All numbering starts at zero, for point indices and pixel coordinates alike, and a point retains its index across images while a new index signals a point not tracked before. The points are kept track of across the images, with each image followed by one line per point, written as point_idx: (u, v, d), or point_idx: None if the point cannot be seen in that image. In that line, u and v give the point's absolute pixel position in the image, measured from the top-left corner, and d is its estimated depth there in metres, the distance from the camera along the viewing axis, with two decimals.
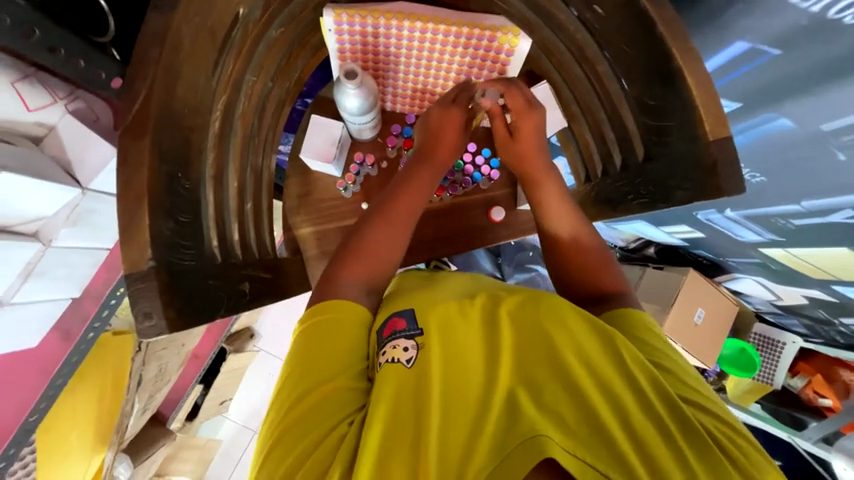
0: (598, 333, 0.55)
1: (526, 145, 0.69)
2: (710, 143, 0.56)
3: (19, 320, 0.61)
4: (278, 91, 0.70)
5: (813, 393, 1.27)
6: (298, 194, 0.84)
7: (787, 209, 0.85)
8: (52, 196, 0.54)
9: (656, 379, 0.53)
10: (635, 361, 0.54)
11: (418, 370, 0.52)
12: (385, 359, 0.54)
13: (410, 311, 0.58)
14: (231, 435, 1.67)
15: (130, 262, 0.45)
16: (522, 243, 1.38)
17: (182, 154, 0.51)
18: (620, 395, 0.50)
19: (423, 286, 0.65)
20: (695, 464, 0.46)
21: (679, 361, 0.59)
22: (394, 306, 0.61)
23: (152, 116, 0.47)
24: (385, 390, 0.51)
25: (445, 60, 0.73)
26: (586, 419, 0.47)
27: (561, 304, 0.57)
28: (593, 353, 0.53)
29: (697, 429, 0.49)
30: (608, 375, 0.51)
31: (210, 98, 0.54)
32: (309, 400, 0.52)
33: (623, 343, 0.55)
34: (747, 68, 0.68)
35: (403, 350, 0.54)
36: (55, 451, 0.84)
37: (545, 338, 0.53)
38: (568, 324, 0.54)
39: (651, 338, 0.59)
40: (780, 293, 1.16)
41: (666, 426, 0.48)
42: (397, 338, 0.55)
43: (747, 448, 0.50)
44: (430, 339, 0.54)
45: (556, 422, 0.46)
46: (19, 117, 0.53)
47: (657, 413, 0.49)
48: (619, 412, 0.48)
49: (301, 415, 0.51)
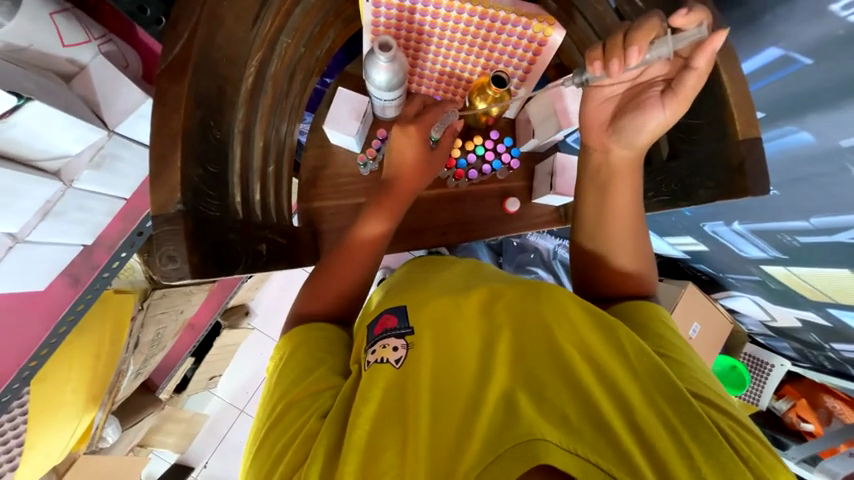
0: (599, 329, 0.54)
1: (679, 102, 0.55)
2: (739, 143, 0.57)
3: (29, 260, 0.60)
4: (306, 61, 0.68)
5: (796, 416, 1.29)
6: (315, 167, 0.83)
7: (795, 226, 0.86)
8: (77, 136, 0.53)
9: (664, 377, 0.50)
10: (640, 357, 0.52)
11: (406, 370, 0.52)
12: (375, 358, 0.54)
13: (401, 308, 0.59)
14: (217, 412, 1.64)
15: (157, 205, 0.45)
16: (525, 244, 1.38)
17: (216, 104, 0.51)
18: (623, 393, 0.48)
19: (419, 282, 0.65)
20: (703, 465, 0.44)
21: (691, 358, 0.57)
22: (388, 304, 0.62)
23: (192, 59, 0.46)
24: (374, 390, 0.52)
25: (477, 44, 0.73)
26: (588, 415, 0.46)
27: (564, 296, 0.56)
28: (595, 348, 0.52)
29: (710, 429, 0.46)
30: (612, 372, 0.50)
31: (247, 52, 0.54)
32: (297, 405, 0.55)
33: (627, 339, 0.53)
34: (775, 77, 0.69)
35: (393, 349, 0.55)
36: (49, 403, 0.82)
37: (544, 333, 0.53)
38: (568, 320, 0.53)
39: (657, 338, 0.58)
40: (775, 313, 1.17)
41: (673, 426, 0.46)
42: (388, 336, 0.56)
43: (756, 445, 0.48)
44: (421, 338, 0.54)
45: (557, 420, 0.45)
46: (53, 51, 0.52)
47: (663, 412, 0.47)
48: (622, 411, 0.47)
49: (288, 417, 0.54)
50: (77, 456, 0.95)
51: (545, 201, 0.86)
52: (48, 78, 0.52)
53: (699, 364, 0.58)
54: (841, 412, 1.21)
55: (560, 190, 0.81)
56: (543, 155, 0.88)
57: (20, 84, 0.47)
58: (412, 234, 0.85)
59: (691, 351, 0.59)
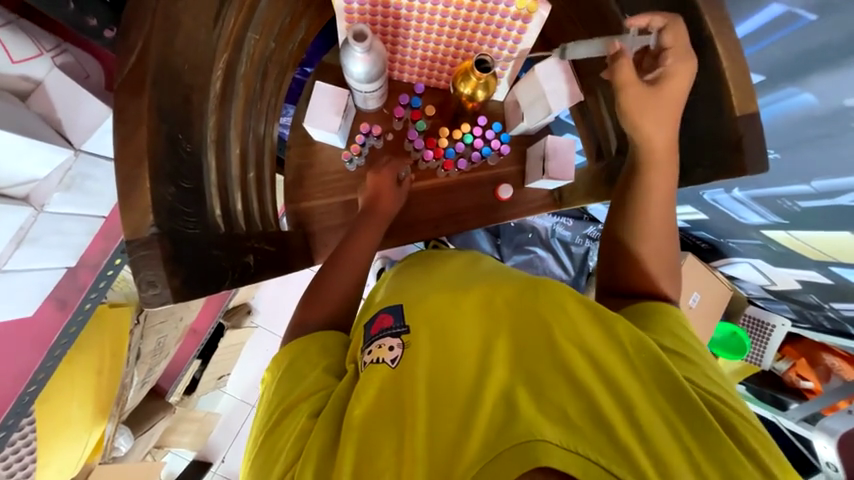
0: (599, 324, 0.53)
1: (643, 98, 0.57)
2: (736, 119, 0.55)
3: (10, 289, 0.59)
4: (278, 57, 0.65)
5: (796, 375, 1.31)
6: (299, 166, 0.80)
7: (797, 189, 0.84)
8: (43, 158, 0.51)
9: (664, 370, 0.50)
10: (641, 351, 0.52)
11: (402, 369, 0.51)
12: (370, 359, 0.54)
13: (397, 307, 0.58)
14: (230, 409, 1.67)
15: (131, 229, 0.43)
16: (523, 224, 1.34)
17: (183, 115, 0.48)
18: (623, 389, 0.48)
19: (415, 280, 0.64)
20: (703, 460, 0.44)
21: (691, 346, 0.57)
22: (384, 304, 0.61)
23: (150, 72, 0.43)
24: (369, 391, 0.51)
25: (458, 24, 0.68)
26: (588, 412, 0.45)
27: (564, 293, 0.55)
28: (596, 346, 0.51)
29: (709, 422, 0.47)
30: (611, 367, 0.50)
31: (211, 54, 0.50)
32: (294, 407, 0.55)
33: (628, 333, 0.53)
34: (776, 36, 0.66)
35: (388, 349, 0.54)
36: (56, 421, 0.82)
37: (544, 330, 0.52)
38: (568, 315, 0.53)
39: (659, 330, 0.57)
40: (775, 277, 1.17)
41: (673, 422, 0.46)
42: (383, 336, 0.55)
43: (756, 435, 0.49)
44: (416, 335, 0.53)
45: (556, 417, 0.44)
46: (3, 69, 0.50)
47: (663, 408, 0.47)
48: (623, 407, 0.46)
49: (285, 420, 0.54)
50: (95, 466, 0.96)
51: (538, 186, 0.83)
52: (2, 99, 0.49)
53: (704, 355, 0.57)
54: (839, 369, 1.23)
55: (553, 174, 0.77)
56: (535, 137, 0.85)
57: None
58: (404, 228, 0.83)
59: (696, 342, 0.59)
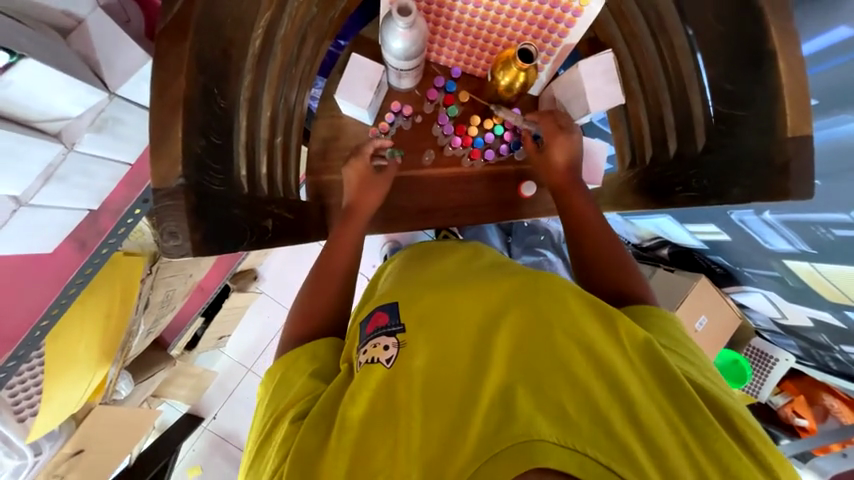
0: (599, 319, 0.53)
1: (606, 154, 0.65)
2: (786, 140, 0.53)
3: (34, 224, 0.59)
4: (319, 23, 0.63)
5: (791, 412, 1.30)
6: (325, 138, 0.79)
7: (833, 218, 0.81)
8: (78, 97, 0.51)
9: (663, 372, 0.50)
10: (640, 351, 0.51)
11: (397, 369, 0.50)
12: (365, 359, 0.53)
13: (393, 305, 0.57)
14: (226, 369, 1.70)
15: (159, 177, 0.43)
16: (536, 226, 1.35)
17: (220, 70, 0.47)
18: (624, 386, 0.47)
19: (412, 276, 0.63)
20: (703, 459, 0.44)
21: (693, 351, 0.58)
22: (380, 301, 0.60)
23: (193, 21, 0.42)
24: (364, 391, 0.50)
25: (505, 11, 0.66)
26: (588, 410, 0.44)
27: (562, 288, 0.54)
28: (594, 341, 0.50)
29: (705, 418, 0.47)
30: (609, 363, 0.48)
31: (255, 10, 0.49)
32: (284, 414, 0.55)
33: (627, 332, 0.52)
34: (842, 58, 0.63)
35: (383, 348, 0.53)
36: (65, 357, 0.83)
37: (544, 323, 0.51)
38: (567, 309, 0.52)
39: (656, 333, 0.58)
40: (787, 311, 1.14)
41: (672, 421, 0.46)
42: (378, 336, 0.54)
43: (755, 434, 0.49)
44: (411, 335, 0.52)
45: (554, 414, 0.43)
46: (48, 2, 0.49)
47: (659, 408, 0.47)
48: (624, 404, 0.46)
49: (277, 426, 0.54)
50: (94, 406, 0.98)
51: None
52: (46, 34, 0.49)
53: (697, 355, 0.57)
54: (838, 411, 1.23)
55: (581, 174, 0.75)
56: None
57: (14, 38, 0.43)
58: (421, 214, 0.82)
59: (692, 342, 0.59)
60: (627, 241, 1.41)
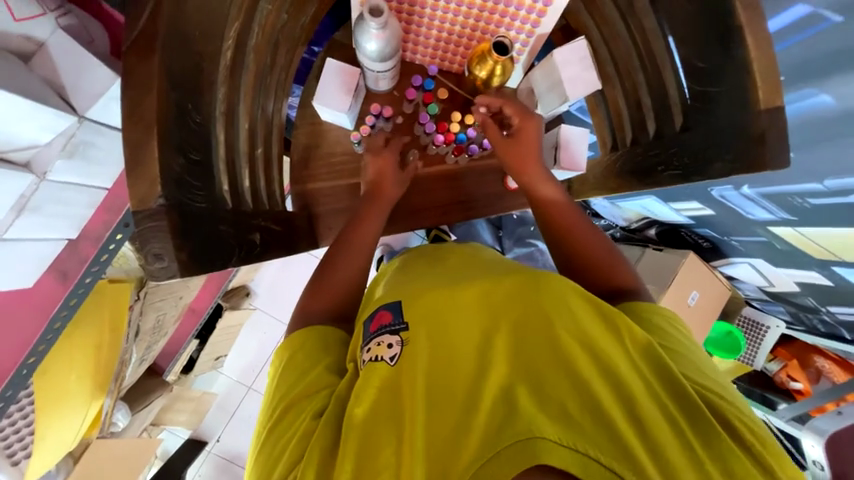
0: (599, 318, 0.53)
1: (525, 145, 0.69)
2: (761, 112, 0.52)
3: (11, 258, 0.57)
4: (290, 30, 0.61)
5: (786, 376, 1.34)
6: (307, 146, 0.78)
7: (807, 188, 0.83)
8: (44, 123, 0.50)
9: (661, 365, 0.51)
10: (639, 348, 0.52)
11: (401, 367, 0.49)
12: (369, 357, 0.51)
13: (397, 303, 0.56)
14: (226, 389, 1.66)
15: (138, 199, 0.42)
16: (525, 217, 1.35)
17: (193, 83, 0.46)
18: (625, 385, 0.47)
19: (414, 274, 0.61)
20: (704, 455, 0.44)
21: (690, 347, 0.59)
22: (383, 299, 0.58)
23: (160, 36, 0.41)
24: (369, 389, 0.49)
25: (477, 5, 0.66)
26: (589, 407, 0.44)
27: (564, 286, 0.54)
28: (595, 338, 0.50)
29: (706, 416, 0.48)
30: (607, 362, 0.49)
31: (223, 22, 0.48)
32: (294, 405, 0.53)
33: (626, 329, 0.53)
34: (803, 35, 0.65)
35: (387, 347, 0.51)
36: (55, 395, 0.82)
37: (544, 323, 0.50)
38: (569, 307, 0.52)
39: (663, 321, 0.60)
40: (773, 278, 1.17)
41: (673, 414, 0.47)
42: (382, 334, 0.53)
43: (753, 426, 0.50)
44: (415, 332, 0.51)
45: (556, 414, 0.42)
46: (7, 27, 0.48)
47: (656, 401, 0.47)
48: (625, 401, 0.46)
49: (284, 419, 0.53)
50: (92, 441, 0.96)
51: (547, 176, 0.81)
52: (5, 59, 0.47)
53: (693, 351, 0.59)
54: (829, 372, 1.25)
55: (564, 165, 0.75)
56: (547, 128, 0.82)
57: None
58: (409, 214, 0.82)
59: (689, 338, 0.61)
60: (614, 224, 1.44)
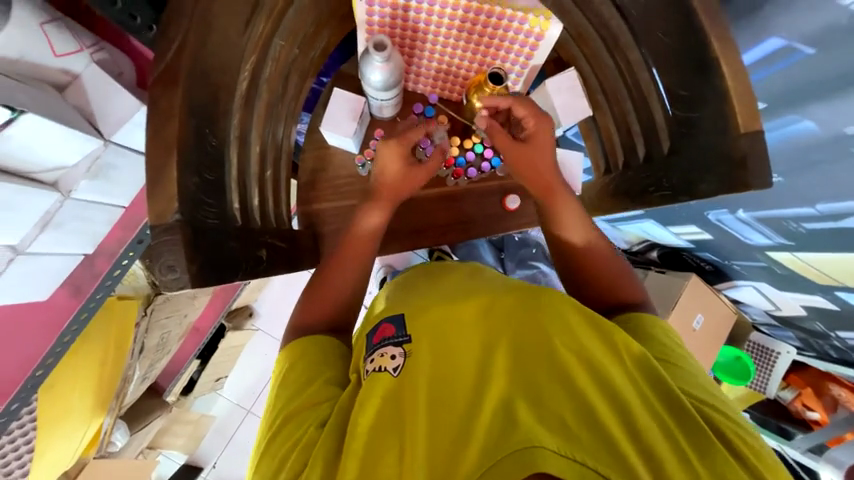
0: (597, 334, 0.52)
1: (539, 150, 0.66)
2: (739, 137, 0.56)
3: (32, 271, 0.60)
4: (301, 63, 0.66)
5: (802, 405, 1.30)
6: (312, 169, 0.82)
7: (799, 212, 0.85)
8: (74, 147, 0.54)
9: (659, 381, 0.51)
10: (638, 365, 0.52)
11: (404, 378, 0.50)
12: (372, 368, 0.52)
13: (400, 316, 0.56)
14: (225, 412, 1.64)
15: (156, 213, 0.45)
16: (526, 239, 1.37)
17: (210, 110, 0.50)
18: (622, 399, 0.48)
19: (416, 288, 0.62)
20: (704, 471, 0.44)
21: (690, 364, 0.59)
22: (385, 312, 0.59)
23: (183, 69, 0.46)
24: (373, 398, 0.49)
25: (473, 41, 0.72)
26: (586, 420, 0.45)
27: (561, 301, 0.54)
28: (592, 351, 0.51)
29: (706, 433, 0.47)
30: (605, 378, 0.49)
31: (239, 57, 0.53)
32: (294, 416, 0.54)
33: (624, 345, 0.53)
34: (780, 66, 0.67)
35: (390, 358, 0.52)
36: (58, 409, 0.82)
37: (541, 337, 0.51)
38: (566, 322, 0.52)
39: (661, 336, 0.60)
40: (779, 302, 1.16)
41: (671, 428, 0.47)
42: (385, 346, 0.54)
43: (752, 442, 0.50)
44: (418, 343, 0.52)
45: (555, 426, 0.43)
46: (46, 62, 0.52)
47: (656, 418, 0.47)
48: (622, 415, 0.46)
49: (285, 430, 0.53)
50: (89, 461, 0.94)
51: None
52: (42, 90, 0.52)
53: (692, 366, 0.59)
54: (846, 400, 1.20)
55: None
56: None
57: (13, 97, 0.46)
58: (410, 234, 0.85)
59: (688, 355, 0.60)
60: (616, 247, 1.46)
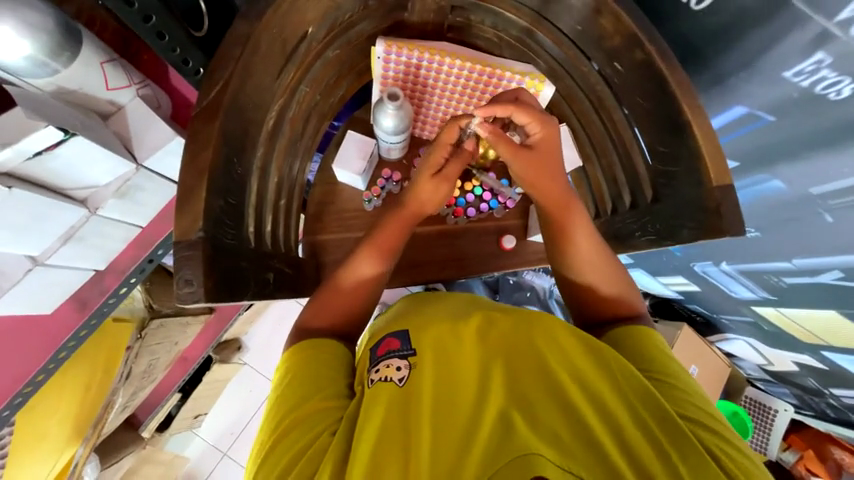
0: (590, 354, 0.54)
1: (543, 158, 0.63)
2: (713, 188, 0.63)
3: (45, 283, 0.63)
4: (321, 106, 0.72)
5: (805, 470, 1.24)
6: (321, 202, 0.87)
7: (780, 267, 0.90)
8: (109, 168, 0.58)
9: (656, 402, 0.51)
10: (633, 385, 0.52)
11: (408, 388, 0.51)
12: (377, 378, 0.53)
13: (404, 331, 0.58)
14: (199, 453, 1.54)
15: (181, 231, 0.50)
16: (521, 283, 1.39)
17: (240, 141, 0.56)
18: (616, 416, 0.48)
19: (418, 306, 0.63)
20: None
21: (688, 382, 0.59)
22: (390, 327, 0.60)
23: (224, 105, 0.52)
24: (377, 407, 0.50)
25: (476, 96, 0.80)
26: (580, 435, 0.46)
27: (554, 324, 0.56)
28: (586, 371, 0.52)
29: (702, 454, 0.47)
30: (605, 396, 0.50)
31: (269, 98, 0.60)
32: (293, 428, 0.53)
33: (618, 365, 0.54)
34: (746, 130, 0.75)
35: (396, 369, 0.53)
36: (30, 435, 0.80)
37: (536, 355, 0.52)
38: (560, 342, 0.54)
39: (660, 356, 0.61)
40: (772, 357, 1.17)
41: (665, 447, 0.47)
42: (391, 357, 0.55)
43: (746, 464, 0.50)
44: (421, 357, 0.53)
45: (550, 440, 0.44)
46: (98, 93, 0.58)
47: (657, 438, 0.48)
48: (617, 432, 0.47)
49: (284, 440, 0.52)
50: None
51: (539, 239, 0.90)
52: (89, 116, 0.58)
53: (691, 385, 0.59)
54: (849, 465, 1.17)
55: None
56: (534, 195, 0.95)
57: (66, 120, 0.52)
58: (409, 267, 0.88)
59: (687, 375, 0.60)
60: None
